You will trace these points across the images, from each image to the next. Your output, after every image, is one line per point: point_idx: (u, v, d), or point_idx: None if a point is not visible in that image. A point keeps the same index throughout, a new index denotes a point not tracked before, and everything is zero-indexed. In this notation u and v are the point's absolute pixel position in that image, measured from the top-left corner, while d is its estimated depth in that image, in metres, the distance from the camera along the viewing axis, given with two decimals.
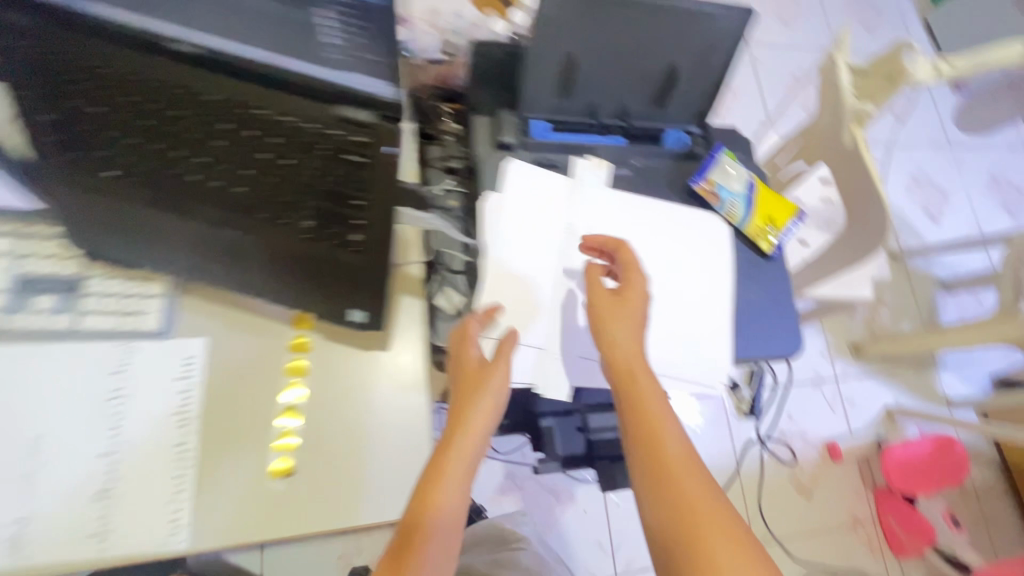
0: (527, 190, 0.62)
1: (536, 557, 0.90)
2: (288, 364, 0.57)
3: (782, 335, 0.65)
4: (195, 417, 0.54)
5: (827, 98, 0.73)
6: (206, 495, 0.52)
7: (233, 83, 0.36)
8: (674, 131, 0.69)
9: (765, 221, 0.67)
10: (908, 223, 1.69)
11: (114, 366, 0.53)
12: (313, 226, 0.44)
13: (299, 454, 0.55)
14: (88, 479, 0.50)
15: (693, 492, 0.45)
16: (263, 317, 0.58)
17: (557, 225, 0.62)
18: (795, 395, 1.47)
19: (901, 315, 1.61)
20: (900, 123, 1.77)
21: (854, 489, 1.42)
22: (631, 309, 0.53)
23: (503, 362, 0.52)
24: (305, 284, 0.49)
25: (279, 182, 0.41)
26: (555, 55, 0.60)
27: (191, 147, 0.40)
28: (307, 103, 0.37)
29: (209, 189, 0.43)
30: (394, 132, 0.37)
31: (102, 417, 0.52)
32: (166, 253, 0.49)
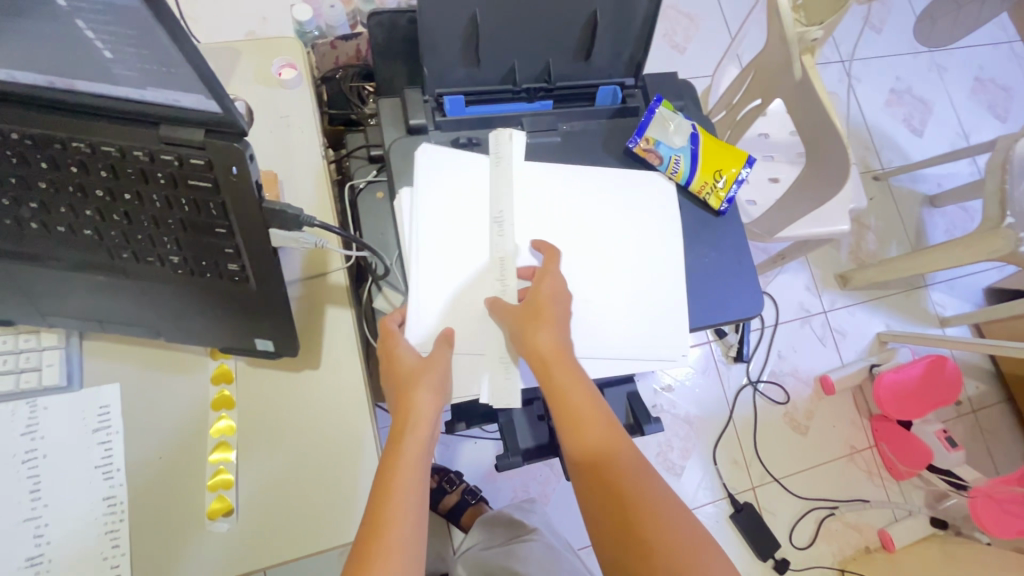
0: (441, 183, 0.58)
1: (545, 543, 0.87)
2: (213, 398, 0.53)
3: (742, 295, 0.61)
4: (120, 468, 0.50)
5: (773, 25, 0.66)
6: (142, 548, 0.49)
7: (39, 117, 0.32)
8: (607, 86, 0.62)
9: (713, 174, 0.62)
10: (890, 140, 1.61)
11: (23, 427, 0.50)
12: (184, 259, 0.39)
13: (237, 491, 0.51)
14: (11, 551, 0.47)
15: (625, 480, 0.46)
16: (179, 352, 0.54)
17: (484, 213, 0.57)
18: (783, 334, 1.45)
19: (889, 238, 1.56)
20: (876, 33, 1.67)
21: (849, 420, 1.42)
22: (545, 301, 0.51)
23: (437, 364, 0.50)
24: (198, 319, 0.44)
25: (129, 218, 0.37)
26: (454, 19, 0.53)
27: (18, 191, 0.36)
28: (126, 128, 0.32)
29: (59, 234, 0.38)
30: (230, 147, 0.32)
31: (16, 483, 0.48)
32: (38, 308, 0.44)
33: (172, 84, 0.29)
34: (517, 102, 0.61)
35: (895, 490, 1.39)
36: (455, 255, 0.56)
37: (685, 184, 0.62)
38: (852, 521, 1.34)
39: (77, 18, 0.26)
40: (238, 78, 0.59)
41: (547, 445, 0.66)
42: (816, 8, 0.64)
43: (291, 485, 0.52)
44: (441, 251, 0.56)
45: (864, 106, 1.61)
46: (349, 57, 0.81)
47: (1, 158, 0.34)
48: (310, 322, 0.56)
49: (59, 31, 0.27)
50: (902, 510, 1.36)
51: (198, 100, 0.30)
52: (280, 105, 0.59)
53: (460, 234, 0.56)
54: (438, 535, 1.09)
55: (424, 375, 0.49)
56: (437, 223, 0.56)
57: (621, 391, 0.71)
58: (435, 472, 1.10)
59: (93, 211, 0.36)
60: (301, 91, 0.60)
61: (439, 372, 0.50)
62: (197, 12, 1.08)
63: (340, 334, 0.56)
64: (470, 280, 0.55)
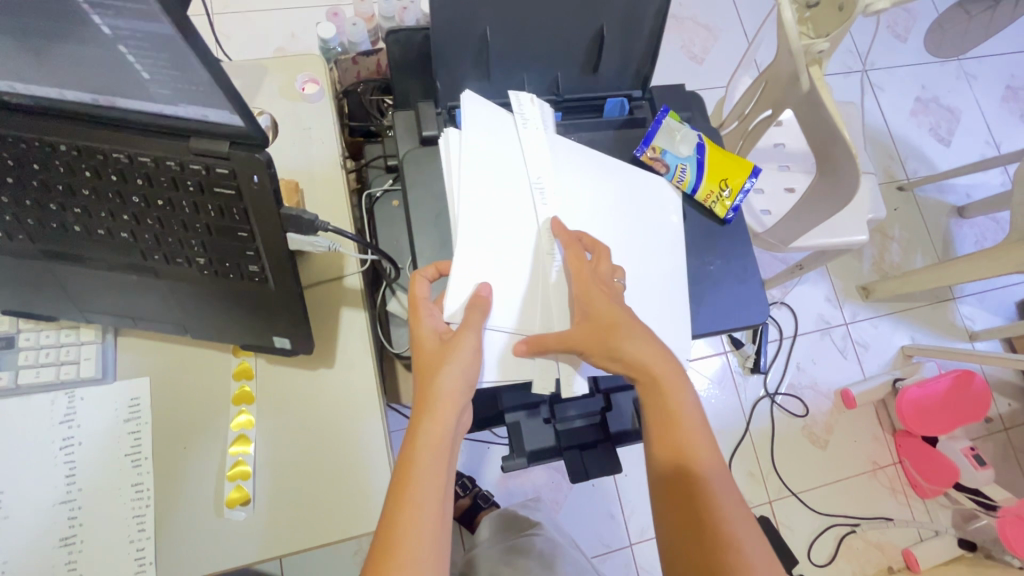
0: (483, 162, 0.57)
1: (550, 539, 0.90)
2: (233, 393, 0.57)
3: (747, 303, 0.62)
4: (147, 456, 0.54)
5: (780, 37, 0.67)
6: (167, 531, 0.52)
7: (83, 130, 0.36)
8: (615, 97, 0.64)
9: (718, 183, 0.63)
10: (916, 149, 1.58)
11: (61, 416, 0.53)
12: (210, 260, 0.42)
13: (254, 482, 0.54)
14: (49, 529, 0.51)
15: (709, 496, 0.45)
16: (204, 349, 0.58)
17: (521, 198, 0.57)
18: (802, 345, 1.43)
19: (914, 249, 1.52)
20: (901, 42, 1.64)
21: (872, 435, 1.38)
22: (615, 313, 0.50)
23: (462, 342, 0.49)
24: (219, 317, 0.47)
25: (161, 222, 0.40)
26: (465, 36, 0.56)
27: (63, 198, 0.39)
28: (160, 140, 0.35)
29: (98, 236, 0.42)
30: (251, 156, 0.35)
31: (54, 467, 0.52)
32: (76, 305, 0.48)
33: (201, 101, 0.32)
34: None
35: (920, 508, 1.34)
36: (490, 241, 0.55)
37: (691, 193, 0.63)
38: (874, 540, 1.31)
39: (119, 43, 0.30)
40: (264, 92, 0.63)
41: (552, 449, 0.67)
42: (827, 18, 0.64)
43: (306, 477, 0.55)
44: (478, 234, 0.55)
45: (888, 115, 1.59)
46: (370, 71, 0.84)
47: (50, 167, 0.38)
48: (324, 322, 0.59)
49: (103, 54, 0.30)
50: (927, 529, 1.32)
51: (224, 115, 0.33)
52: (304, 117, 0.62)
53: (498, 218, 0.56)
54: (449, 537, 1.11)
55: (444, 358, 0.48)
56: (476, 204, 0.55)
57: (627, 397, 0.69)
58: None
59: (129, 216, 0.40)
60: (323, 104, 0.63)
61: (467, 349, 0.49)
62: (230, 30, 1.15)
63: (354, 335, 0.59)
64: (503, 268, 0.55)
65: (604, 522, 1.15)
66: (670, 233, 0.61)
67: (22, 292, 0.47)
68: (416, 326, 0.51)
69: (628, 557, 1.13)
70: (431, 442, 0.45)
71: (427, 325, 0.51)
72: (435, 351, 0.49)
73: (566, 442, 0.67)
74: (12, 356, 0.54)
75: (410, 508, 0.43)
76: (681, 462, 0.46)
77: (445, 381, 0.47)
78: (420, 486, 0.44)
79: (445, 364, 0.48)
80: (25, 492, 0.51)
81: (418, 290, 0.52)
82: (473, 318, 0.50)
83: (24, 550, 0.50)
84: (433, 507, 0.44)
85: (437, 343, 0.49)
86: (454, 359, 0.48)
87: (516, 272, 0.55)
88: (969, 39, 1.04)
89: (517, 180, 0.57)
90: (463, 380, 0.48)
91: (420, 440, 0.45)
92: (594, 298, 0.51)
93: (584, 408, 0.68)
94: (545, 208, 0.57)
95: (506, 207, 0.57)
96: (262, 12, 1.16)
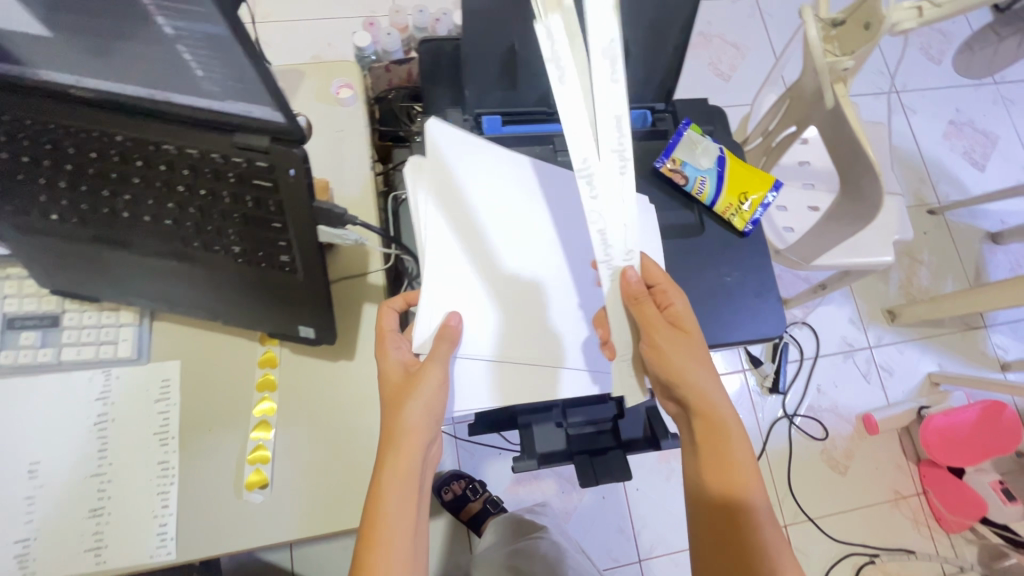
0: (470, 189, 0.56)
1: (556, 544, 0.89)
2: (258, 381, 0.59)
3: (763, 316, 0.61)
4: (174, 436, 0.56)
5: (806, 55, 0.67)
6: (187, 510, 0.54)
7: (136, 123, 0.38)
8: (637, 109, 0.66)
9: (738, 195, 0.63)
10: (949, 173, 1.55)
11: (98, 393, 0.56)
12: (245, 249, 0.45)
13: (273, 466, 0.56)
14: (82, 498, 0.54)
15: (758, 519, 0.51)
16: (233, 336, 0.60)
17: (504, 223, 0.57)
18: (823, 367, 1.40)
19: (944, 274, 1.48)
20: (935, 63, 1.62)
21: (894, 462, 1.35)
22: (691, 332, 0.53)
23: (425, 373, 0.52)
24: (250, 306, 0.50)
25: (201, 212, 0.43)
26: (496, 48, 0.59)
27: (115, 185, 0.42)
28: (205, 134, 0.38)
29: (143, 224, 0.45)
30: (289, 152, 0.37)
31: (88, 441, 0.55)
32: (118, 290, 0.51)
33: (247, 97, 0.34)
34: (550, 123, 0.66)
35: (945, 543, 1.29)
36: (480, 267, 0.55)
37: (710, 205, 0.63)
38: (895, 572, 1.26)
39: (179, 42, 0.32)
40: (302, 96, 0.66)
41: (562, 453, 0.68)
42: (851, 37, 0.62)
43: (323, 465, 0.56)
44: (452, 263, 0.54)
45: (919, 138, 1.56)
46: (401, 80, 0.87)
47: (106, 156, 0.41)
48: (348, 316, 0.61)
49: (162, 51, 0.33)
50: (952, 565, 1.26)
51: (267, 111, 0.35)
52: (338, 121, 0.65)
53: (478, 246, 0.55)
54: (459, 539, 1.11)
55: (412, 389, 0.51)
56: (459, 232, 0.55)
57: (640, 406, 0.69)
58: (460, 478, 1.13)
59: (173, 204, 0.43)
60: (356, 109, 0.66)
61: (430, 381, 0.51)
62: (273, 39, 1.20)
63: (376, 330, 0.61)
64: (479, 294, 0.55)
65: (615, 536, 1.13)
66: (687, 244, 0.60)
67: (73, 273, 0.50)
68: (382, 357, 0.56)
69: (637, 572, 1.11)
70: (398, 471, 0.49)
71: (393, 358, 0.55)
72: (402, 382, 0.53)
73: (575, 447, 0.67)
74: (57, 335, 0.57)
75: (379, 532, 0.48)
76: (732, 488, 0.52)
77: (410, 414, 0.50)
78: (391, 509, 0.48)
79: (407, 398, 0.51)
80: (62, 463, 0.54)
81: (387, 320, 0.58)
82: (439, 349, 0.52)
83: (59, 517, 0.53)
84: (405, 531, 0.48)
85: (403, 374, 0.53)
86: (421, 389, 0.51)
87: (506, 301, 0.56)
88: (1000, 66, 1.03)
89: (511, 211, 0.58)
90: (431, 410, 0.51)
91: (394, 465, 0.49)
92: (681, 319, 0.53)
93: (594, 414, 0.68)
94: (540, 234, 0.58)
95: (493, 236, 0.56)
96: (305, 24, 1.22)
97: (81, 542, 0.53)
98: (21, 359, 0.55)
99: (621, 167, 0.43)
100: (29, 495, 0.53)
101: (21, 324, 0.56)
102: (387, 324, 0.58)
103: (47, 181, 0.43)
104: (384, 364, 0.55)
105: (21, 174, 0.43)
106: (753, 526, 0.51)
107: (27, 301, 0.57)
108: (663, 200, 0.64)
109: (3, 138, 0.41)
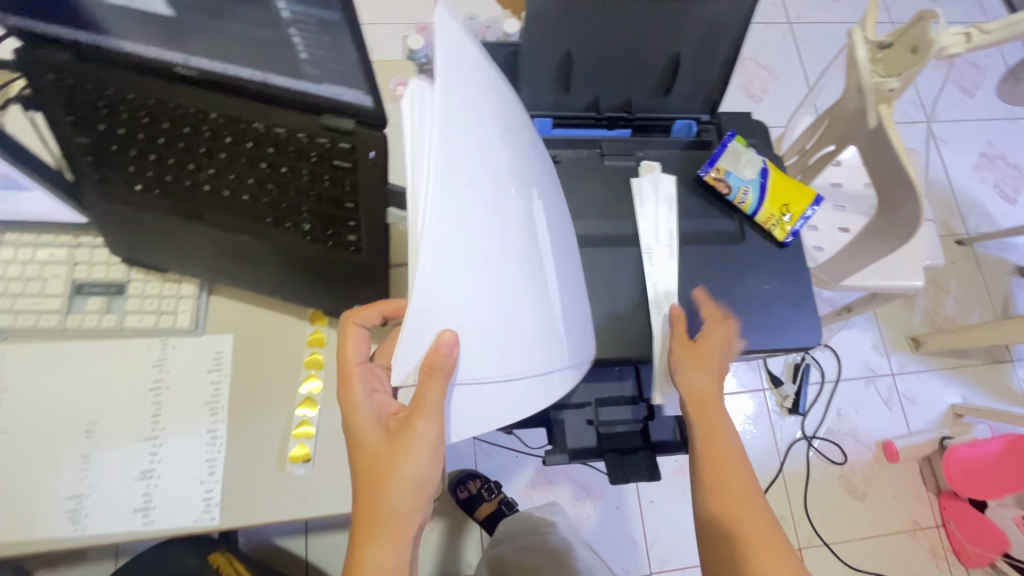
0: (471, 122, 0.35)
1: (567, 540, 0.91)
2: (306, 358, 0.61)
3: (800, 326, 0.62)
4: (224, 406, 0.58)
5: (851, 75, 0.69)
6: (232, 479, 0.56)
7: (230, 101, 0.41)
8: (683, 120, 0.68)
9: (780, 207, 0.65)
10: (979, 204, 1.55)
11: (154, 360, 0.59)
12: (314, 227, 0.48)
13: (317, 441, 0.58)
14: (134, 460, 0.56)
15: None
16: (284, 314, 0.63)
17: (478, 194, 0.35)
18: (844, 391, 1.39)
19: (971, 305, 1.47)
20: (969, 96, 1.63)
21: (914, 492, 1.33)
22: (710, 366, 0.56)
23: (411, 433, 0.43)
24: (311, 282, 0.52)
25: (279, 189, 0.45)
26: (554, 53, 0.61)
27: (201, 159, 0.45)
28: (294, 114, 0.40)
29: (221, 198, 0.48)
30: (371, 136, 0.40)
31: (143, 406, 0.58)
32: (187, 260, 0.53)
33: (341, 81, 0.37)
34: (598, 128, 0.68)
35: None
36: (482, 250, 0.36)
37: (752, 215, 0.65)
38: None
39: (292, 27, 0.34)
40: None
41: (592, 449, 0.69)
42: (897, 59, 0.64)
43: None
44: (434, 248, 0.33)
45: (950, 168, 1.56)
46: None
47: (197, 131, 0.43)
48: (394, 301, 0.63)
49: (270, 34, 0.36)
50: None
51: (357, 95, 0.37)
52: (395, 116, 0.68)
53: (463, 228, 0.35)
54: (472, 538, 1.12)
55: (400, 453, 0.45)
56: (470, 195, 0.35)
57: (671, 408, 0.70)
58: (477, 477, 1.14)
59: (253, 180, 0.45)
60: None
61: (422, 443, 0.43)
62: None
63: None
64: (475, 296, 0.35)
65: (627, 546, 1.13)
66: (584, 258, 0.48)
67: (147, 242, 0.53)
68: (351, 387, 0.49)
69: None
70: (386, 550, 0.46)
71: (365, 414, 0.48)
72: (383, 443, 0.46)
73: (606, 445, 0.68)
74: (122, 302, 0.60)
75: None
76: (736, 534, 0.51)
77: (402, 479, 0.45)
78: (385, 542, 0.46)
79: (397, 464, 0.45)
80: (118, 424, 0.57)
81: (356, 336, 0.51)
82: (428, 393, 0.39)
83: (112, 476, 0.56)
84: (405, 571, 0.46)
85: (382, 435, 0.46)
86: (416, 441, 0.43)
87: (500, 314, 0.38)
88: None
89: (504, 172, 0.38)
90: (429, 465, 0.44)
91: (388, 500, 0.45)
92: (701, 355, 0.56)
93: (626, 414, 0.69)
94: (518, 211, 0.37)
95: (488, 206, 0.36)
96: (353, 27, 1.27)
97: (131, 501, 0.55)
98: (88, 322, 0.58)
99: (671, 253, 0.62)
100: (86, 454, 0.56)
101: (89, 290, 0.59)
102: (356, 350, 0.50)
103: (138, 153, 0.46)
104: (358, 396, 0.48)
105: (115, 145, 0.46)
106: (762, 524, 0.51)
107: (96, 269, 0.60)
108: (705, 208, 0.66)
109: (103, 111, 0.44)
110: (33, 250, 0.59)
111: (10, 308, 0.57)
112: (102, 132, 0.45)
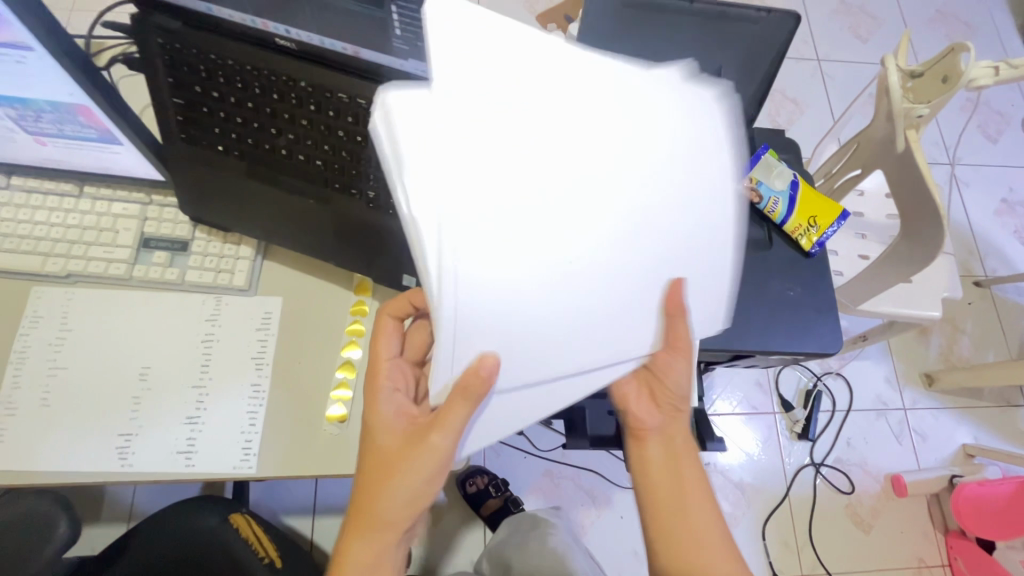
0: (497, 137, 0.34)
1: (564, 540, 0.93)
2: (349, 326, 0.64)
3: (821, 333, 0.65)
4: (269, 363, 0.62)
5: (882, 102, 0.73)
6: (272, 431, 0.60)
7: (320, 72, 0.46)
8: None
9: (808, 218, 0.67)
10: (998, 248, 1.56)
11: (208, 315, 0.63)
12: (377, 195, 0.52)
13: (353, 404, 0.61)
14: (181, 406, 0.59)
15: None
16: (329, 282, 0.66)
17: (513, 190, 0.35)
18: (855, 421, 1.39)
19: (986, 346, 1.48)
20: (992, 142, 1.66)
21: (920, 528, 1.32)
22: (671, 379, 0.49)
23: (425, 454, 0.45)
24: (364, 249, 0.56)
25: (351, 157, 0.50)
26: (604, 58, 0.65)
27: (282, 125, 0.50)
28: (376, 87, 0.45)
29: (295, 162, 0.52)
30: None
31: (194, 356, 0.61)
32: (249, 220, 0.57)
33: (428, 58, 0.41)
34: None
35: None
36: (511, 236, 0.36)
37: (781, 223, 0.68)
38: None
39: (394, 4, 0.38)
40: None
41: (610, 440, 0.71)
42: (927, 86, 0.68)
43: None
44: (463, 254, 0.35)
45: (970, 210, 1.59)
46: None
47: (284, 98, 0.48)
48: None
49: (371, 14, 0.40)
50: None
51: None
52: None
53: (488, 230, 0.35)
54: (476, 533, 1.13)
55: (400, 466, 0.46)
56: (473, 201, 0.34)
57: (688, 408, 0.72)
58: (485, 473, 1.15)
59: (328, 147, 0.50)
60: None
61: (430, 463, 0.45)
62: None
63: None
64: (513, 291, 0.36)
65: (628, 556, 1.13)
66: (709, 258, 0.41)
67: (215, 202, 0.57)
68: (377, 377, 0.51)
69: None
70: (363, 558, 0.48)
71: (384, 418, 0.49)
72: (392, 454, 0.47)
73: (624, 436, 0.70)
74: (184, 258, 0.64)
75: None
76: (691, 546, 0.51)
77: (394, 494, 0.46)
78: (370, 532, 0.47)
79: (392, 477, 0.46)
80: (170, 371, 0.60)
81: (387, 326, 0.55)
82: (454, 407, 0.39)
83: (160, 418, 0.59)
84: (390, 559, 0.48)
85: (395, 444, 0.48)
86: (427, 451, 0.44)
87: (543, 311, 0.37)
88: None
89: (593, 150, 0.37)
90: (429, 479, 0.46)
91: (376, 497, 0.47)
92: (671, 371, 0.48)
93: None
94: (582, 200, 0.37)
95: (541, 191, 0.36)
96: None
97: (176, 444, 0.58)
98: (153, 274, 0.62)
99: None
100: (138, 396, 0.59)
101: (156, 245, 0.64)
102: (382, 341, 0.54)
103: (224, 116, 0.51)
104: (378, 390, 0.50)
105: (204, 107, 0.51)
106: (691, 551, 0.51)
107: (163, 225, 0.64)
108: None
109: (202, 74, 0.48)
110: (109, 204, 0.63)
111: (82, 256, 0.62)
112: (194, 95, 0.50)
